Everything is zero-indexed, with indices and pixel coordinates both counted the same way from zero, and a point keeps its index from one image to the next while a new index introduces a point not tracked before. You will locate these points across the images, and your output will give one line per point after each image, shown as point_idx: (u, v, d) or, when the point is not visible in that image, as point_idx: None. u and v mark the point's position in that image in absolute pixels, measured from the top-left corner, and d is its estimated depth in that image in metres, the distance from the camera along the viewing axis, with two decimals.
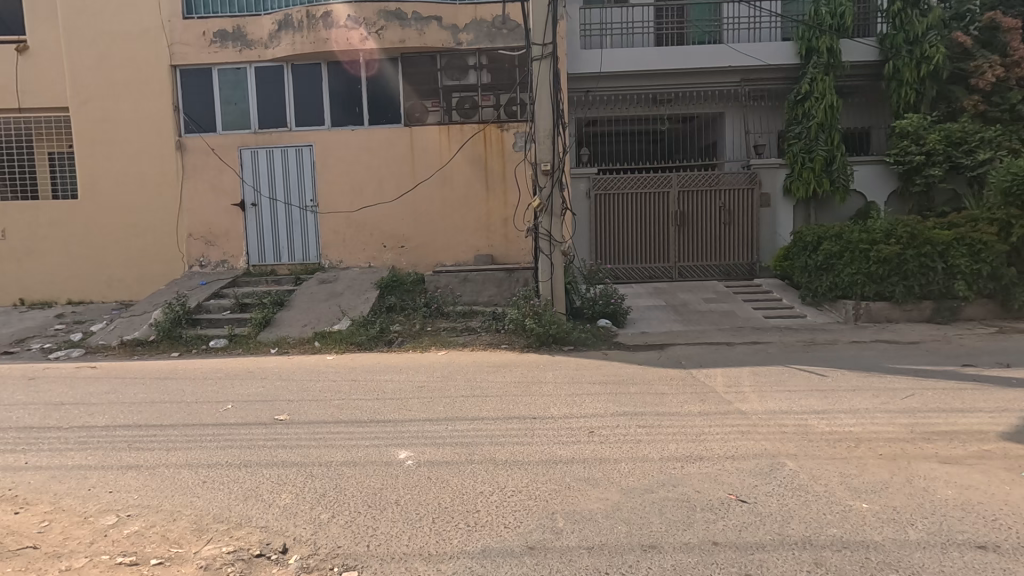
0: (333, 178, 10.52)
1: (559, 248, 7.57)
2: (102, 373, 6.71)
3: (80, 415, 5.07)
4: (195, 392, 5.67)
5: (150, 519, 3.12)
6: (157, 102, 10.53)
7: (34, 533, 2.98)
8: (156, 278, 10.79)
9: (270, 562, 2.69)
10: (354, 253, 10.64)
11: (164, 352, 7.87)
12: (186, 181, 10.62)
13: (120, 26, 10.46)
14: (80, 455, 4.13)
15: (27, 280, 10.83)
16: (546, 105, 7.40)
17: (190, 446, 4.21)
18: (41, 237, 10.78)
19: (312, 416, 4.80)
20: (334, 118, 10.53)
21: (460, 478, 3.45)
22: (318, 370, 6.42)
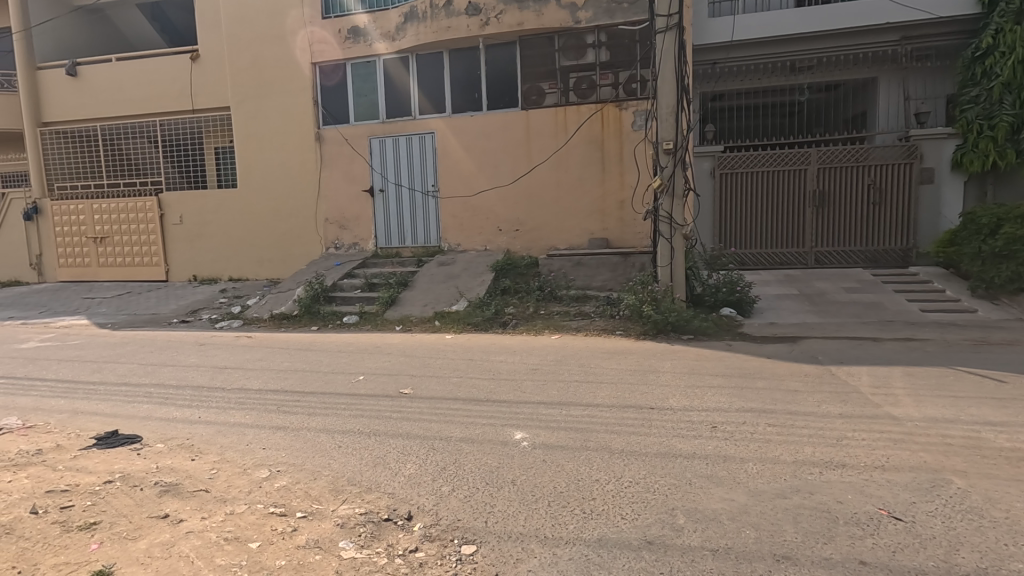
0: (453, 163, 10.88)
1: (680, 232, 7.19)
2: (256, 342, 7.61)
3: (240, 378, 5.80)
4: (331, 363, 6.24)
5: (296, 476, 3.47)
6: (299, 98, 11.58)
7: (205, 479, 3.45)
8: (298, 258, 11.96)
9: (397, 526, 2.86)
10: (471, 236, 10.97)
11: (306, 325, 8.74)
12: (323, 169, 11.60)
13: (270, 30, 11.60)
14: (238, 413, 4.71)
15: (197, 259, 12.58)
16: (670, 80, 6.99)
17: (327, 413, 4.63)
18: (208, 221, 12.43)
19: (433, 391, 5.05)
20: (455, 104, 10.85)
21: (576, 464, 3.43)
22: (437, 348, 6.75)
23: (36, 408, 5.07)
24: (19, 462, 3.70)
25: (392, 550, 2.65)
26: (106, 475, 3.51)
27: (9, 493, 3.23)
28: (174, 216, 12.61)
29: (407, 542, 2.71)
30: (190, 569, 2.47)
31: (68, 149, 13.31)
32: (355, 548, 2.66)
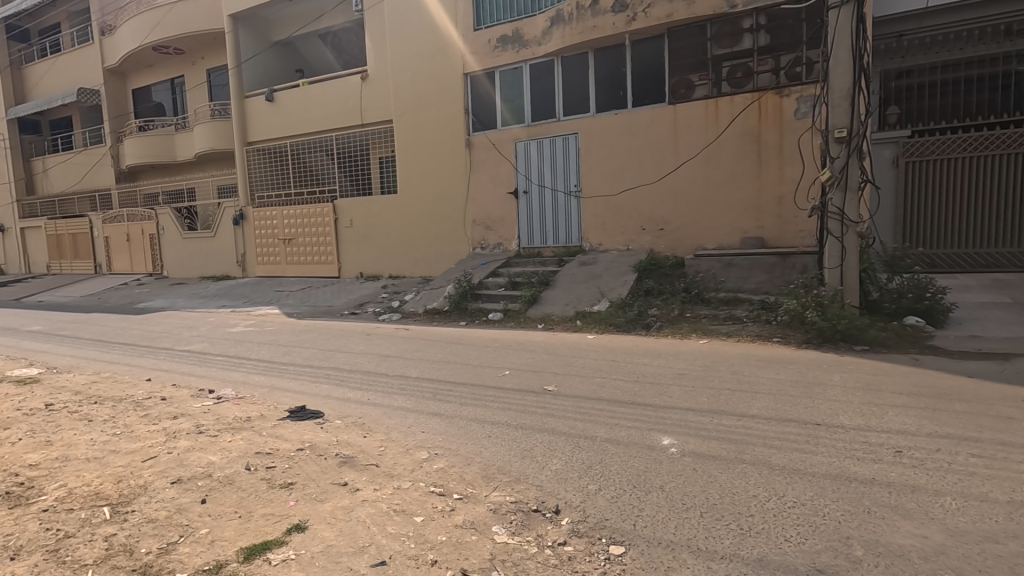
0: (596, 163, 10.86)
1: (853, 229, 6.42)
2: (412, 334, 8.32)
3: (400, 366, 6.39)
4: (479, 357, 6.60)
5: (451, 460, 3.74)
6: (452, 107, 12.38)
7: (375, 454, 3.87)
8: (448, 257, 12.82)
9: (545, 518, 2.95)
10: (613, 235, 10.85)
11: (455, 319, 9.36)
12: (472, 173, 12.28)
13: (428, 46, 12.56)
14: (400, 398, 5.19)
15: (364, 258, 14.06)
16: (844, 60, 6.28)
17: (477, 403, 4.90)
18: (372, 223, 13.82)
19: (577, 390, 5.11)
20: (599, 103, 10.81)
21: (730, 477, 3.24)
22: (579, 348, 6.80)
23: (244, 381, 6.06)
24: (235, 426, 4.46)
25: (542, 541, 2.74)
26: (298, 443, 4.08)
27: (229, 451, 3.92)
28: (345, 220, 14.23)
29: (556, 535, 2.78)
30: (366, 532, 2.79)
31: (267, 164, 15.71)
32: (507, 534, 2.79)
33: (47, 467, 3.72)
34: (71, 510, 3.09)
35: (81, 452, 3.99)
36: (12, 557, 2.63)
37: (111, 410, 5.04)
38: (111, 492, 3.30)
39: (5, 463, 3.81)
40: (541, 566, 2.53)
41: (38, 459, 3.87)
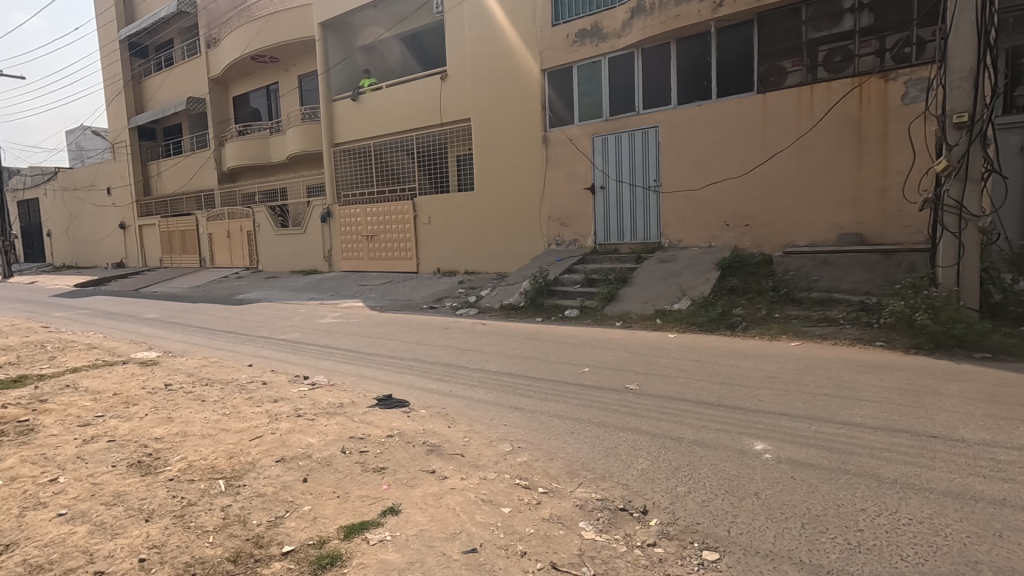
0: (677, 157, 10.52)
1: (974, 223, 5.82)
2: (489, 329, 8.44)
3: (480, 360, 6.51)
4: (557, 353, 6.60)
5: (534, 454, 3.76)
6: (529, 104, 12.43)
7: (461, 445, 3.96)
8: (524, 253, 12.90)
9: (632, 518, 2.90)
10: (694, 232, 10.48)
11: (531, 315, 9.41)
12: (548, 170, 12.27)
13: (506, 44, 12.67)
14: (482, 391, 5.29)
15: (441, 254, 14.45)
16: (966, 36, 5.71)
17: (558, 399, 4.89)
18: (449, 220, 14.16)
19: (660, 389, 4.98)
20: (681, 95, 10.46)
21: (833, 487, 3.04)
22: (660, 347, 6.62)
23: (335, 370, 6.41)
24: (329, 411, 4.72)
25: (631, 540, 2.69)
26: (387, 430, 4.26)
27: (326, 434, 4.15)
28: (424, 217, 14.67)
29: (645, 535, 2.72)
30: (457, 520, 2.86)
31: (352, 164, 16.50)
32: (595, 531, 2.77)
33: (170, 441, 4.11)
34: (193, 481, 3.39)
35: (197, 428, 4.37)
36: (146, 519, 2.93)
37: (220, 392, 5.48)
38: (225, 467, 3.59)
39: (135, 436, 4.25)
40: (633, 566, 2.49)
41: (161, 434, 4.28)
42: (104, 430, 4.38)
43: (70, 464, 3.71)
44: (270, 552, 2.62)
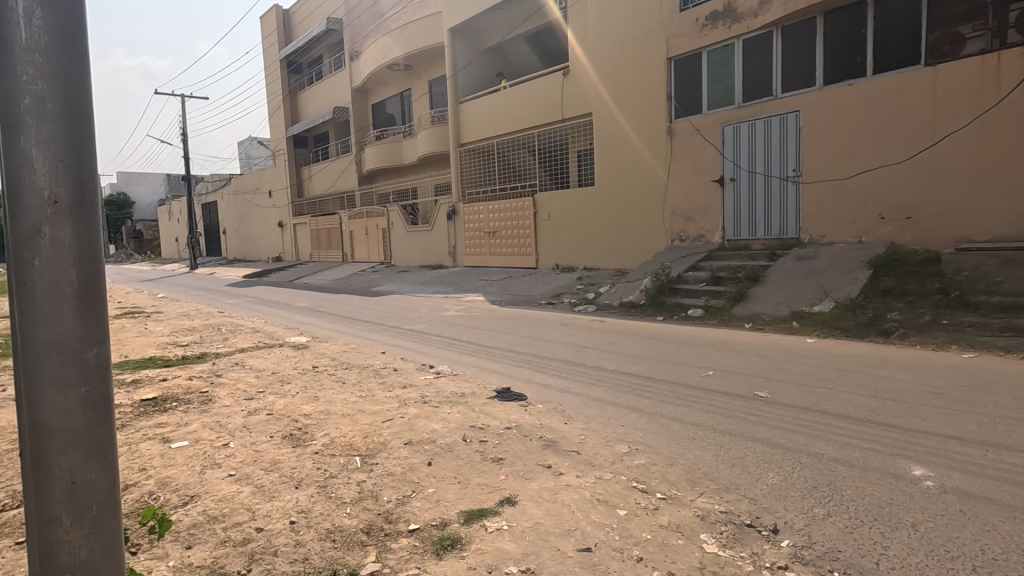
0: (821, 143, 9.53)
1: None
2: (608, 326, 8.31)
3: (598, 357, 6.44)
4: (678, 354, 6.32)
5: (652, 458, 3.64)
6: (654, 95, 12.02)
7: (576, 442, 3.96)
8: (644, 249, 12.54)
9: (761, 536, 2.68)
10: (840, 226, 9.44)
11: (652, 313, 9.10)
12: (673, 162, 11.76)
13: (630, 34, 12.35)
14: (598, 389, 5.23)
15: (559, 250, 14.51)
16: None
17: (679, 403, 4.69)
18: (569, 216, 14.17)
19: (795, 399, 4.57)
20: (828, 74, 9.47)
21: (1018, 530, 2.57)
22: (795, 352, 6.07)
23: (457, 360, 6.72)
24: (452, 400, 4.98)
25: (758, 560, 2.50)
26: (505, 422, 4.38)
27: (448, 422, 4.38)
28: (544, 213, 14.83)
29: (775, 556, 2.51)
30: (572, 517, 2.87)
31: (476, 163, 17.16)
32: (717, 545, 2.61)
33: (316, 418, 4.60)
34: (335, 455, 3.76)
35: (338, 408, 4.84)
36: (296, 486, 3.30)
37: (358, 376, 6.02)
38: (361, 445, 3.93)
39: (287, 411, 4.81)
40: None
41: (308, 411, 4.80)
42: (265, 404, 5.02)
43: (238, 431, 4.29)
44: (398, 528, 2.82)
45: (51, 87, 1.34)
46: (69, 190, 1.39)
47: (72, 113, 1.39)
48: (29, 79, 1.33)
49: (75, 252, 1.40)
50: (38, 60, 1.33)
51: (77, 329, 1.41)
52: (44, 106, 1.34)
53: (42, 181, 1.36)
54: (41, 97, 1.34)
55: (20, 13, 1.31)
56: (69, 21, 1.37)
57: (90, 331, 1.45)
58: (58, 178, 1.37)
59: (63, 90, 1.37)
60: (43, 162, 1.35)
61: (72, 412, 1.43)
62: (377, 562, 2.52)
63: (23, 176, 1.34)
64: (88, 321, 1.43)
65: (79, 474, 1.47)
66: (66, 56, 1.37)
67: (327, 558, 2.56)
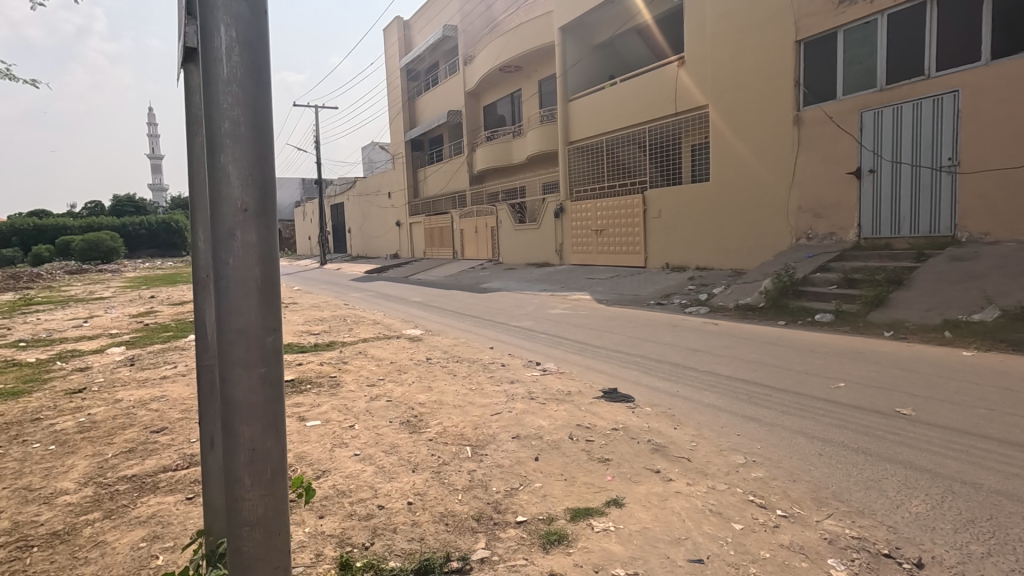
0: (987, 126, 8.28)
1: None
2: (722, 330, 7.87)
3: (711, 362, 6.13)
4: (803, 363, 5.83)
5: (772, 472, 3.41)
6: (780, 81, 11.15)
7: (687, 448, 3.82)
8: (765, 248, 11.71)
9: (901, 569, 2.41)
10: (1010, 222, 8.15)
11: (772, 317, 8.48)
12: (800, 153, 10.84)
13: (754, 18, 11.57)
14: (712, 395, 4.98)
15: (670, 248, 13.99)
16: None
17: (804, 415, 4.33)
18: (681, 213, 13.61)
19: (947, 420, 4.03)
20: (996, 47, 8.22)
21: None
22: (946, 366, 5.35)
23: (564, 359, 6.75)
24: (559, 397, 5.01)
25: None
26: (612, 423, 4.33)
27: (555, 419, 4.42)
28: (654, 210, 14.39)
29: None
30: (682, 525, 2.77)
31: (585, 160, 17.06)
32: (847, 572, 2.38)
33: (429, 407, 4.86)
34: (447, 444, 3.96)
35: (450, 399, 5.08)
36: (413, 470, 3.52)
37: (468, 369, 6.27)
38: (471, 436, 4.09)
39: (405, 399, 5.13)
40: None
41: (423, 400, 5.08)
42: (384, 391, 5.39)
43: (362, 415, 4.66)
44: (507, 518, 2.90)
45: (244, 112, 1.13)
46: (257, 196, 1.16)
47: (261, 134, 1.17)
48: (227, 106, 1.12)
49: (261, 265, 1.17)
50: (233, 88, 1.11)
51: (259, 314, 1.17)
52: (238, 128, 1.13)
53: (232, 188, 1.14)
54: (237, 122, 1.12)
55: (220, 48, 1.11)
56: (259, 50, 1.14)
57: (273, 316, 1.20)
58: (247, 186, 1.15)
59: (252, 115, 1.15)
60: (234, 171, 1.13)
61: (254, 390, 1.19)
62: (486, 549, 2.62)
63: (215, 188, 1.13)
64: (270, 308, 1.18)
65: (259, 442, 1.22)
66: (256, 81, 1.15)
67: (441, 540, 2.71)
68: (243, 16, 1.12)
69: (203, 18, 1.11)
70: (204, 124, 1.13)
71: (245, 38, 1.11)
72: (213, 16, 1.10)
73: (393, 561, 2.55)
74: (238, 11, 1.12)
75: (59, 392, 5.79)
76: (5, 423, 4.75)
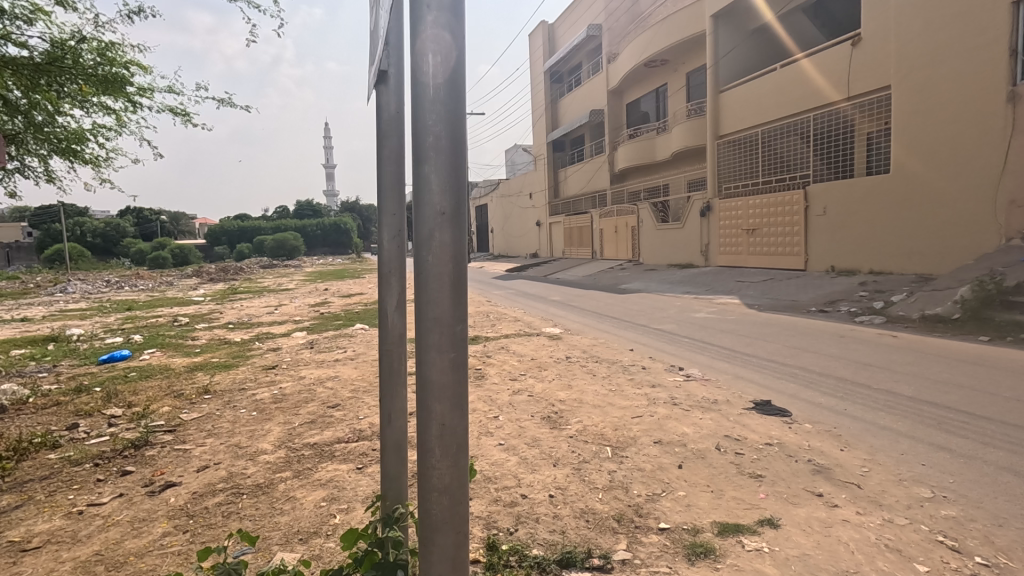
0: None
1: None
2: (902, 343, 6.88)
3: (887, 379, 5.39)
4: (1014, 388, 4.87)
5: (968, 511, 2.91)
6: (988, 53, 9.40)
7: (857, 473, 3.40)
8: (964, 251, 9.97)
9: None
10: None
11: (970, 331, 7.20)
12: (1014, 136, 9.05)
13: None
14: (889, 417, 4.38)
15: (838, 249, 12.51)
16: None
17: (1015, 451, 3.62)
18: (853, 210, 12.09)
19: None
20: None
21: None
22: None
23: (710, 365, 6.41)
24: (705, 405, 4.78)
25: None
26: (765, 437, 4.02)
27: (701, 427, 4.22)
28: (818, 207, 12.98)
29: None
30: (850, 557, 2.50)
31: (736, 154, 15.93)
32: None
33: (569, 404, 4.93)
34: (588, 442, 3.99)
35: (590, 398, 5.10)
36: (555, 464, 3.61)
37: (608, 370, 6.24)
38: (612, 437, 4.08)
39: (545, 395, 5.26)
40: None
41: (563, 397, 5.17)
42: (526, 386, 5.59)
43: (505, 407, 4.88)
44: (649, 524, 2.85)
45: (445, 128, 1.06)
46: (454, 199, 1.08)
47: (460, 144, 1.09)
48: (430, 122, 1.07)
49: (454, 262, 1.09)
50: (436, 107, 1.06)
51: (451, 304, 1.10)
52: (439, 143, 1.06)
53: (431, 193, 1.08)
54: (438, 136, 1.06)
55: (427, 70, 1.06)
56: (459, 67, 1.06)
57: (465, 307, 1.11)
58: (446, 190, 1.08)
59: (453, 130, 1.08)
60: (434, 180, 1.07)
61: (444, 377, 1.12)
62: (628, 551, 2.60)
63: (417, 197, 1.08)
64: (461, 307, 1.10)
65: (449, 419, 1.15)
66: (456, 97, 1.07)
67: (582, 536, 2.74)
68: (446, 41, 1.06)
69: (415, 48, 1.07)
70: (409, 138, 1.09)
71: (448, 60, 1.05)
72: (421, 46, 1.05)
73: (536, 549, 2.64)
74: (442, 37, 1.06)
75: (258, 367, 6.90)
76: (222, 390, 5.79)
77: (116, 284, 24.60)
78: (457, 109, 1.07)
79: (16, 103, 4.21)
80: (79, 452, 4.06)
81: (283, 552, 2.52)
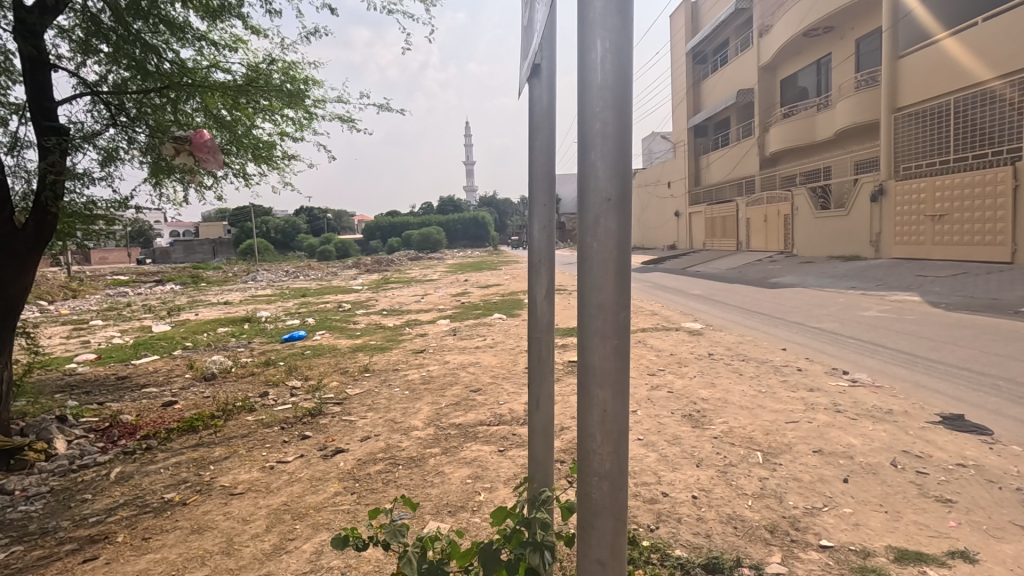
0: None
1: None
2: None
3: None
4: None
5: None
6: None
7: None
8: None
9: None
10: None
11: None
12: None
13: None
14: None
15: None
16: None
17: None
18: None
19: None
20: None
21: None
22: None
23: (881, 370, 5.65)
24: (875, 415, 4.23)
25: None
26: (957, 457, 3.45)
27: (872, 439, 3.74)
28: None
29: None
30: None
31: (918, 129, 13.71)
32: None
33: (713, 403, 4.66)
34: (735, 445, 3.74)
35: (736, 398, 4.77)
36: (697, 464, 3.44)
37: (756, 369, 5.79)
38: (762, 441, 3.78)
39: (686, 392, 5.03)
40: None
41: (706, 395, 4.90)
42: (665, 382, 5.39)
43: (644, 402, 4.76)
44: (808, 538, 2.60)
45: (613, 112, 1.06)
46: (620, 184, 1.07)
47: (625, 129, 1.08)
48: (597, 107, 1.07)
49: (619, 247, 1.08)
50: (604, 94, 1.06)
51: (615, 290, 1.09)
52: (606, 128, 1.06)
53: (598, 179, 1.08)
54: (606, 121, 1.06)
55: (596, 56, 1.06)
56: (627, 50, 1.05)
57: (629, 294, 1.11)
58: (612, 174, 1.07)
59: (620, 113, 1.07)
60: (601, 165, 1.07)
61: (607, 361, 1.12)
62: (783, 565, 2.41)
63: (582, 179, 1.09)
64: (624, 292, 1.09)
65: (610, 406, 1.14)
66: (624, 81, 1.06)
67: (729, 542, 2.59)
68: (615, 25, 1.05)
69: (582, 35, 1.08)
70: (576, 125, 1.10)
71: (616, 42, 1.04)
72: (590, 32, 1.06)
73: (680, 549, 2.55)
74: (611, 21, 1.05)
75: (408, 351, 7.52)
76: (379, 369, 6.42)
77: (294, 274, 28.37)
78: (625, 92, 1.07)
79: (224, 119, 4.97)
80: (270, 416, 4.76)
81: (435, 521, 2.74)
